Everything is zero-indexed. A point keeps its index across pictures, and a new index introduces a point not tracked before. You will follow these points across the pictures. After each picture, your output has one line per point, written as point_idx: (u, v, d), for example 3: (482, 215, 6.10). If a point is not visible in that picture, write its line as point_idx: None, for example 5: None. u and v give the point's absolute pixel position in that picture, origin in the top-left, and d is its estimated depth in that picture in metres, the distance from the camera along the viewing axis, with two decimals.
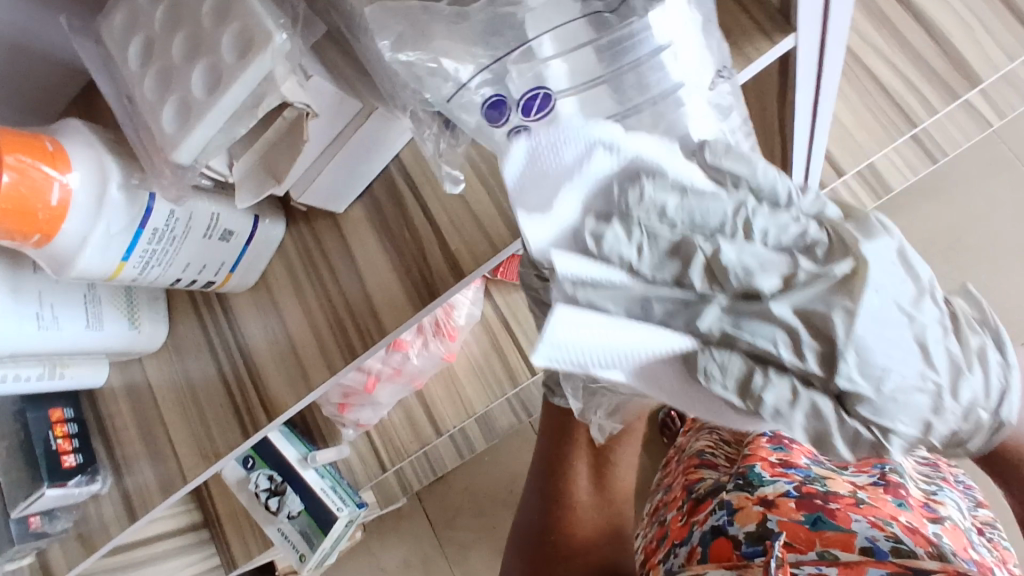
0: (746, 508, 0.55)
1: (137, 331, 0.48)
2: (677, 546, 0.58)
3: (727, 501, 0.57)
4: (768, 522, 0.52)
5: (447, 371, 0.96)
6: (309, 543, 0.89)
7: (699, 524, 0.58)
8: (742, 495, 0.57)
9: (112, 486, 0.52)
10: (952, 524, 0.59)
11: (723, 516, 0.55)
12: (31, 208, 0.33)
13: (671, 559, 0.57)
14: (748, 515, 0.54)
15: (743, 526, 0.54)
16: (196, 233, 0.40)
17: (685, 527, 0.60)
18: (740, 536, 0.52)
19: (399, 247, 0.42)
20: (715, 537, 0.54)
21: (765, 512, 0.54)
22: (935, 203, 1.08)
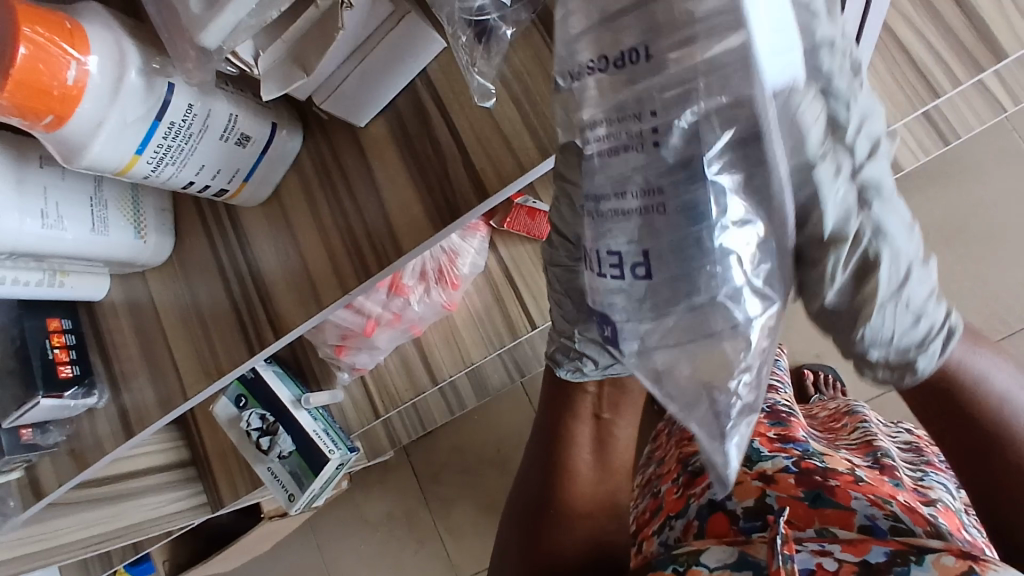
0: (745, 482, 0.56)
1: (142, 242, 0.46)
2: (672, 519, 0.59)
3: (725, 474, 0.57)
4: (767, 497, 0.54)
5: (447, 321, 0.95)
6: (299, 483, 0.88)
7: (695, 499, 0.58)
8: (741, 470, 0.57)
9: (109, 401, 0.51)
10: (946, 506, 0.56)
11: (721, 489, 0.56)
12: (45, 85, 0.31)
13: (669, 532, 0.58)
14: (747, 490, 0.55)
15: (742, 501, 0.54)
16: (213, 133, 0.38)
17: (681, 499, 0.60)
18: (738, 511, 0.54)
19: (421, 165, 0.41)
20: (713, 511, 0.55)
21: (765, 487, 0.55)
22: (941, 186, 1.09)
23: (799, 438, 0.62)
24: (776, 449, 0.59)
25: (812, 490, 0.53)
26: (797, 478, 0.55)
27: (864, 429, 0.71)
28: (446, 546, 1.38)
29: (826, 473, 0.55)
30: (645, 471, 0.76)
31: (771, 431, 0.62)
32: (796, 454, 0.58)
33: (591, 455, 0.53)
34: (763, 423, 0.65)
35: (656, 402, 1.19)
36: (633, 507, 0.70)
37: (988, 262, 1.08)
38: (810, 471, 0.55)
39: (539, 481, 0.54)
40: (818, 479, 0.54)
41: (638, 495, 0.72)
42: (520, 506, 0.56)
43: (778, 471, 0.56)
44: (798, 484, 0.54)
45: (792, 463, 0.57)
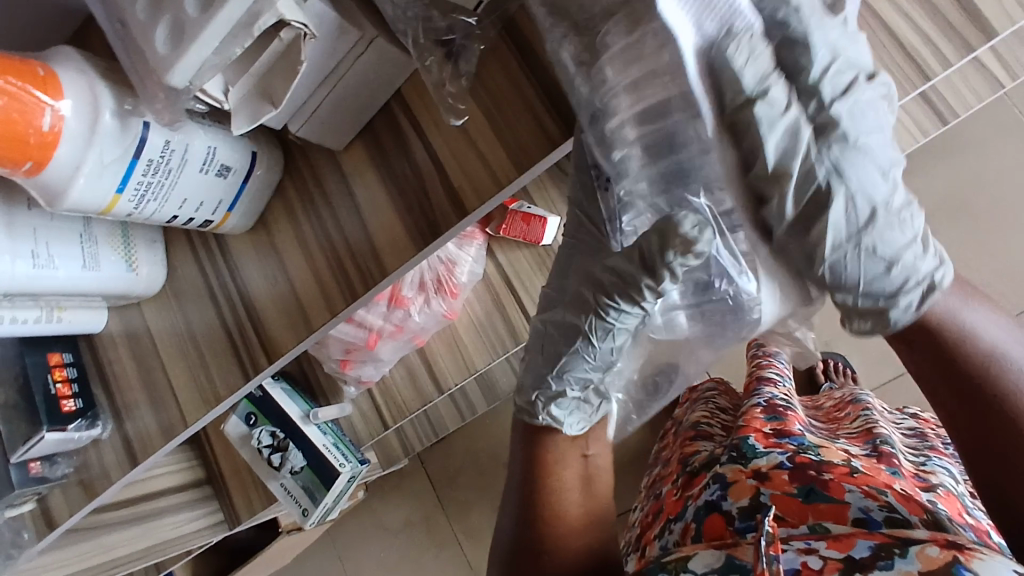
0: (740, 481, 0.55)
1: (134, 274, 0.47)
2: (672, 521, 0.59)
3: (721, 474, 0.57)
4: (760, 496, 0.53)
5: (449, 329, 0.96)
6: (312, 497, 0.89)
7: (693, 499, 0.58)
8: (736, 469, 0.57)
9: (113, 431, 0.52)
10: (946, 490, 0.56)
11: (717, 490, 0.56)
12: (21, 134, 0.32)
13: (668, 535, 0.58)
14: (742, 489, 0.54)
15: (737, 500, 0.54)
16: (193, 167, 0.38)
17: (680, 501, 0.60)
18: (733, 511, 0.53)
19: (399, 184, 0.41)
20: (709, 512, 0.54)
21: (759, 485, 0.54)
22: (943, 165, 1.08)
23: (795, 432, 0.62)
24: (771, 444, 0.59)
25: (805, 486, 0.52)
26: (791, 473, 0.54)
27: (867, 417, 0.70)
28: (464, 549, 1.39)
29: (820, 467, 0.54)
30: (651, 472, 0.76)
31: (766, 427, 0.62)
32: (791, 449, 0.58)
33: (578, 494, 0.55)
34: (758, 419, 0.65)
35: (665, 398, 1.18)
36: (639, 508, 0.71)
37: (994, 239, 1.07)
38: (805, 466, 0.55)
39: (530, 526, 0.55)
40: (811, 473, 0.53)
41: (643, 496, 0.72)
42: (508, 549, 0.56)
43: (773, 467, 0.55)
44: (791, 480, 0.53)
45: (786, 458, 0.56)
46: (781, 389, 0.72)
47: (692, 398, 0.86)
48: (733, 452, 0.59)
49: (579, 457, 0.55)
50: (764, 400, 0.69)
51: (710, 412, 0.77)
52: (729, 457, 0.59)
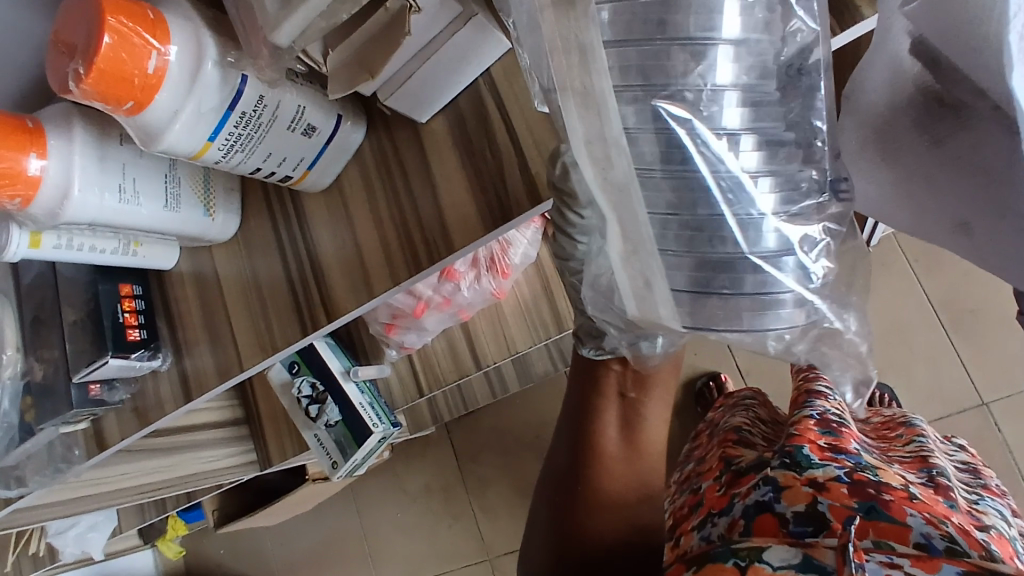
0: (793, 487, 0.53)
1: (210, 219, 0.49)
2: (716, 516, 0.57)
3: (772, 477, 0.55)
4: (818, 504, 0.51)
5: (495, 307, 0.96)
6: (343, 451, 0.93)
7: (740, 497, 0.56)
8: (789, 474, 0.54)
9: (171, 365, 0.54)
10: (998, 533, 0.53)
11: (769, 492, 0.54)
12: (127, 74, 0.33)
13: (710, 527, 0.56)
14: (796, 495, 0.52)
15: (790, 505, 0.52)
16: (281, 123, 0.39)
17: (724, 497, 0.59)
18: (787, 514, 0.51)
19: (477, 165, 0.41)
20: (759, 512, 0.53)
21: (816, 494, 0.52)
22: None
23: (852, 450, 0.59)
24: (826, 458, 0.56)
25: (866, 502, 0.50)
26: (850, 489, 0.51)
27: (920, 443, 0.67)
28: (479, 524, 1.41)
29: (879, 487, 0.52)
30: (683, 469, 0.75)
31: (821, 440, 0.59)
32: (847, 465, 0.55)
33: (616, 433, 0.52)
34: (813, 432, 0.61)
35: (699, 406, 1.18)
36: (671, 502, 0.70)
37: None
38: (863, 483, 0.52)
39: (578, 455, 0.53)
40: (872, 491, 0.51)
41: (675, 491, 0.71)
42: (552, 483, 0.55)
43: (829, 479, 0.52)
44: (851, 494, 0.51)
45: (844, 474, 0.53)
46: (833, 403, 0.70)
47: (729, 403, 0.85)
48: (786, 459, 0.57)
49: (617, 396, 0.51)
50: (817, 413, 0.66)
51: (750, 420, 0.75)
52: (781, 462, 0.57)
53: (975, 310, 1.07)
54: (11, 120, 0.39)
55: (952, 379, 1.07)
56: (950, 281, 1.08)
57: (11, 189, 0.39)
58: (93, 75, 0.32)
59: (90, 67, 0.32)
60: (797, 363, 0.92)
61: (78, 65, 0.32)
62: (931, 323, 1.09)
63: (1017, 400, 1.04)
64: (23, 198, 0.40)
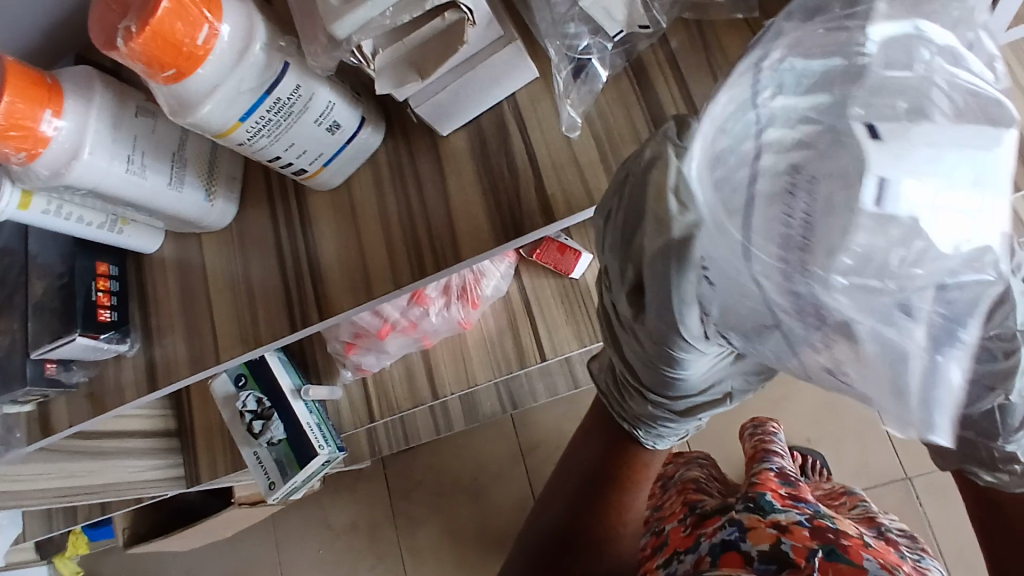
0: (758, 528, 0.56)
1: (210, 205, 0.48)
2: (682, 554, 0.59)
3: (737, 519, 0.58)
4: (782, 544, 0.53)
5: (458, 338, 0.95)
6: (282, 472, 0.90)
7: (706, 537, 0.58)
8: (753, 517, 0.57)
9: (139, 351, 0.53)
10: None
11: (735, 532, 0.56)
12: (178, 41, 0.33)
13: (676, 564, 0.58)
14: (761, 536, 0.54)
15: (755, 544, 0.54)
16: (310, 117, 0.40)
17: (690, 537, 0.61)
18: (753, 553, 0.53)
19: (493, 181, 0.43)
20: (725, 550, 0.54)
21: (779, 534, 0.54)
22: None
23: (810, 499, 0.62)
24: (788, 504, 0.60)
25: (826, 544, 0.52)
26: (811, 532, 0.54)
27: (864, 506, 0.71)
28: (405, 566, 1.37)
29: (838, 533, 0.55)
30: None
31: (782, 488, 0.63)
32: (808, 512, 0.59)
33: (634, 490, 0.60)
34: (774, 481, 0.66)
35: None
36: None
37: None
38: (823, 528, 0.55)
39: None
40: (831, 536, 0.54)
41: None
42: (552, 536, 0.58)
43: (792, 523, 0.56)
44: (812, 537, 0.54)
45: (805, 518, 0.57)
46: (788, 462, 0.75)
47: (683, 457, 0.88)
48: (749, 503, 0.60)
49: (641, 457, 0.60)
50: (777, 466, 0.70)
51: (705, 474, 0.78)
52: (745, 506, 0.60)
53: None
54: (32, 74, 0.39)
55: (879, 453, 1.13)
56: None
57: (20, 141, 0.38)
58: (146, 34, 0.32)
59: (144, 27, 0.32)
60: (746, 430, 0.95)
61: (131, 24, 0.33)
62: None
63: (936, 478, 1.10)
64: (28, 154, 0.39)
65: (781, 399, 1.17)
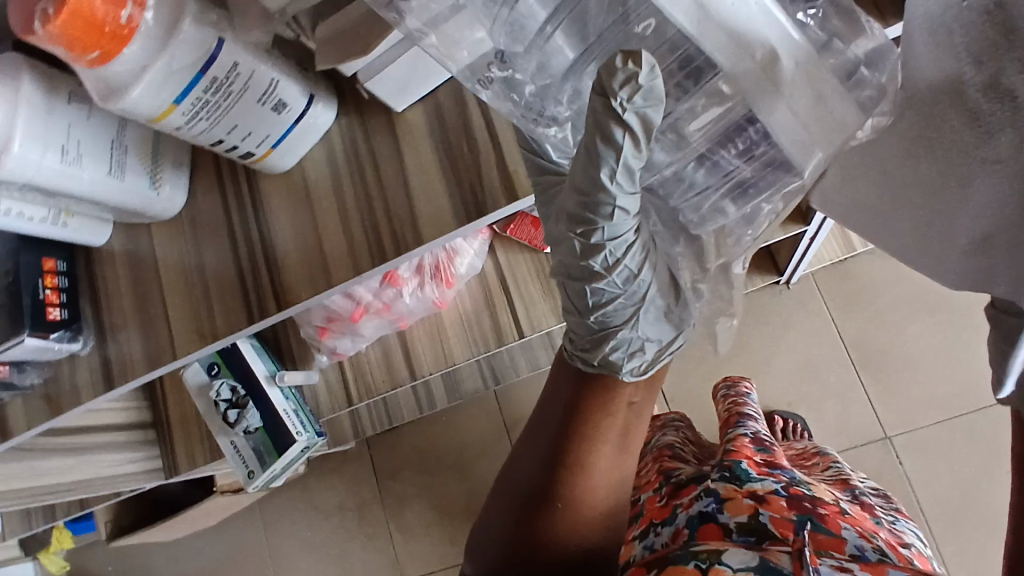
0: (735, 499, 0.55)
1: (155, 192, 0.45)
2: (658, 526, 0.58)
3: (714, 489, 0.57)
4: (759, 516, 0.52)
5: (434, 318, 0.93)
6: (261, 461, 0.88)
7: (683, 508, 0.57)
8: (730, 487, 0.56)
9: (94, 350, 0.50)
10: (918, 550, 0.57)
11: (712, 503, 0.55)
12: (99, 21, 0.31)
13: (653, 537, 0.58)
14: (739, 507, 0.54)
15: (733, 516, 0.53)
16: (252, 96, 0.37)
17: (666, 507, 0.60)
18: (731, 525, 0.52)
19: (454, 160, 0.41)
20: (703, 522, 0.54)
21: (756, 506, 0.53)
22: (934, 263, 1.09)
23: (785, 466, 0.62)
24: (764, 472, 0.59)
25: (803, 515, 0.52)
26: (788, 501, 0.54)
27: (837, 467, 0.71)
28: (394, 545, 1.37)
29: (814, 502, 0.54)
30: None
31: (758, 456, 0.62)
32: (784, 480, 0.58)
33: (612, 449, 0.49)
34: (749, 447, 0.64)
35: None
36: None
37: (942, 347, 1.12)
38: (800, 497, 0.54)
39: (542, 470, 0.51)
40: (808, 506, 0.53)
41: None
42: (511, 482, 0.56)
43: (769, 492, 0.55)
44: (789, 507, 0.53)
45: (781, 487, 0.56)
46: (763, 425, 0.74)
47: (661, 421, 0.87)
48: (726, 472, 0.59)
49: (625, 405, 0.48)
50: (751, 432, 0.69)
51: (682, 440, 0.77)
52: (721, 475, 0.58)
53: (882, 351, 1.14)
54: None
55: (860, 414, 1.14)
56: (862, 324, 1.16)
57: None
58: (64, 17, 0.30)
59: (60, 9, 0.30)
60: (718, 389, 0.95)
61: (47, 5, 0.30)
62: (842, 360, 1.16)
63: (916, 436, 1.12)
64: None
65: (762, 365, 1.17)
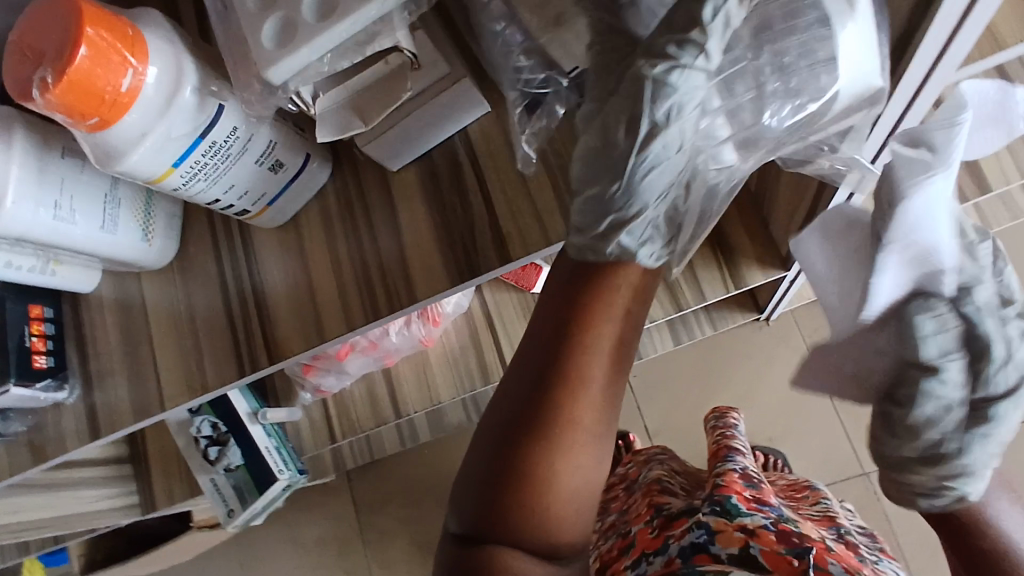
0: (726, 531, 0.55)
1: (147, 245, 0.45)
2: (650, 555, 0.58)
3: (704, 521, 0.57)
4: (750, 548, 0.53)
5: (421, 355, 0.93)
6: (241, 499, 0.88)
7: (675, 538, 0.58)
8: (721, 519, 0.56)
9: (79, 398, 0.49)
10: None
11: (703, 534, 0.55)
12: (100, 89, 0.31)
13: (646, 567, 0.58)
14: (730, 539, 0.54)
15: (724, 548, 0.54)
16: (249, 157, 0.38)
17: (657, 538, 0.60)
18: (722, 556, 0.53)
19: (446, 219, 0.42)
20: (695, 552, 0.54)
21: (748, 538, 0.54)
22: None
23: (773, 503, 0.61)
24: (753, 508, 0.59)
25: (793, 548, 0.52)
26: (777, 536, 0.54)
27: (825, 505, 0.71)
28: None
29: (802, 536, 0.54)
30: (604, 516, 0.75)
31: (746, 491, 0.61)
32: (772, 515, 0.58)
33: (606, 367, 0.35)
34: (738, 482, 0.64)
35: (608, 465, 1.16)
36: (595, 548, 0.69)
37: None
38: (788, 532, 0.55)
39: (494, 463, 0.35)
40: (797, 540, 0.53)
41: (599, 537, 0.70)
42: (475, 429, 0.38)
43: (758, 526, 0.55)
44: (778, 541, 0.53)
45: (770, 522, 0.56)
46: (750, 460, 0.74)
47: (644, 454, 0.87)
48: (716, 506, 0.58)
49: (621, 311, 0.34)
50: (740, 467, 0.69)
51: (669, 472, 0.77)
52: (712, 509, 0.58)
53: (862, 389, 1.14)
54: None
55: None
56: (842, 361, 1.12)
57: None
58: (62, 85, 0.30)
59: (59, 77, 0.30)
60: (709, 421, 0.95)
61: (46, 73, 0.30)
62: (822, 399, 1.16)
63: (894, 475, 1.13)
64: None
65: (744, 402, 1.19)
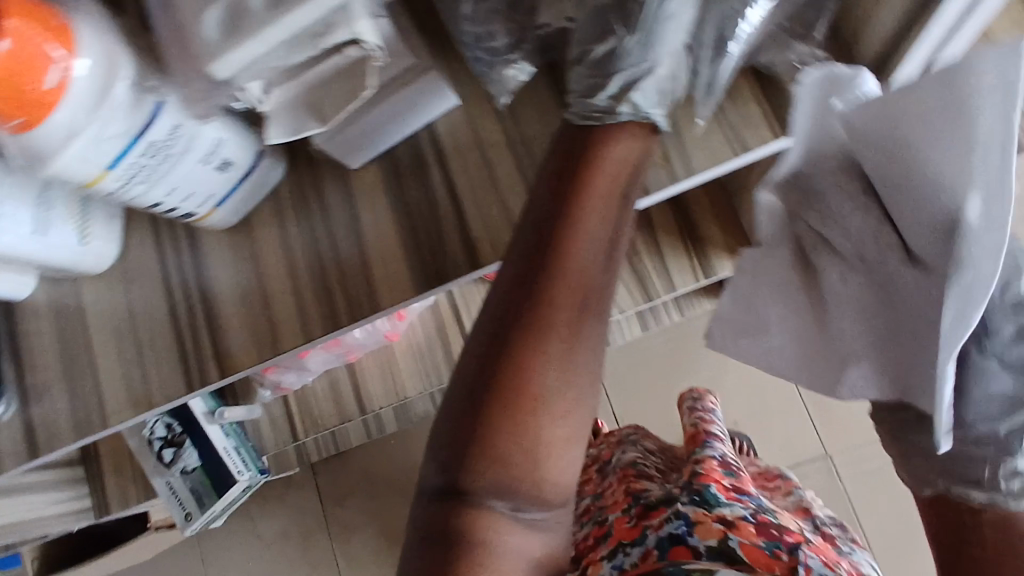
0: (705, 522, 0.54)
1: (84, 247, 0.42)
2: (626, 545, 0.56)
3: (683, 511, 0.55)
4: (729, 540, 0.52)
5: (386, 350, 0.91)
6: (199, 502, 0.85)
7: (652, 529, 0.56)
8: (700, 510, 0.55)
9: (14, 414, 0.45)
10: None
11: (682, 525, 0.54)
12: (17, 85, 0.27)
13: (622, 557, 0.55)
14: (708, 530, 0.53)
15: (703, 539, 0.52)
16: (194, 156, 0.35)
17: (634, 528, 0.57)
18: (701, 547, 0.51)
19: (411, 221, 0.39)
20: (674, 544, 0.53)
21: (727, 530, 0.53)
22: None
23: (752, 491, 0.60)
24: (732, 497, 0.57)
25: (771, 541, 0.52)
26: (756, 527, 0.53)
27: (798, 495, 0.71)
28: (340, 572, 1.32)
29: (781, 529, 0.54)
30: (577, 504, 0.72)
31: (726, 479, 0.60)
32: (751, 506, 0.57)
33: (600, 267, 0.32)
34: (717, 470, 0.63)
35: None
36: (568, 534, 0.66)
37: None
38: (767, 524, 0.54)
39: (478, 368, 0.31)
40: (775, 533, 0.53)
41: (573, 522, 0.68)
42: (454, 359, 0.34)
43: (738, 517, 0.54)
44: (757, 533, 0.53)
45: (749, 513, 0.55)
46: (727, 447, 0.73)
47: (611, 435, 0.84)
48: (695, 496, 0.57)
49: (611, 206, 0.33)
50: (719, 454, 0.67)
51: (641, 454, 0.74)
52: (691, 499, 0.57)
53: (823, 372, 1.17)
54: None
55: None
56: None
57: None
58: None
59: None
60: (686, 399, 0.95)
61: None
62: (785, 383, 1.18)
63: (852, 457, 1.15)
64: None
65: None
